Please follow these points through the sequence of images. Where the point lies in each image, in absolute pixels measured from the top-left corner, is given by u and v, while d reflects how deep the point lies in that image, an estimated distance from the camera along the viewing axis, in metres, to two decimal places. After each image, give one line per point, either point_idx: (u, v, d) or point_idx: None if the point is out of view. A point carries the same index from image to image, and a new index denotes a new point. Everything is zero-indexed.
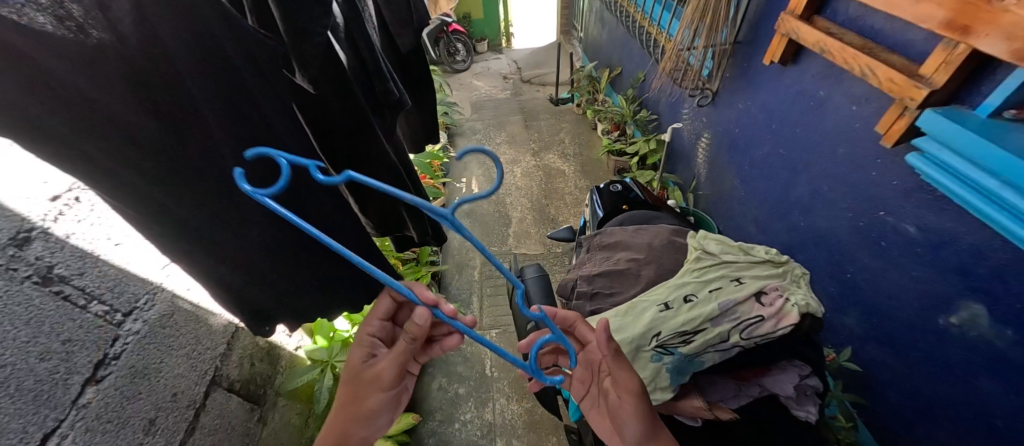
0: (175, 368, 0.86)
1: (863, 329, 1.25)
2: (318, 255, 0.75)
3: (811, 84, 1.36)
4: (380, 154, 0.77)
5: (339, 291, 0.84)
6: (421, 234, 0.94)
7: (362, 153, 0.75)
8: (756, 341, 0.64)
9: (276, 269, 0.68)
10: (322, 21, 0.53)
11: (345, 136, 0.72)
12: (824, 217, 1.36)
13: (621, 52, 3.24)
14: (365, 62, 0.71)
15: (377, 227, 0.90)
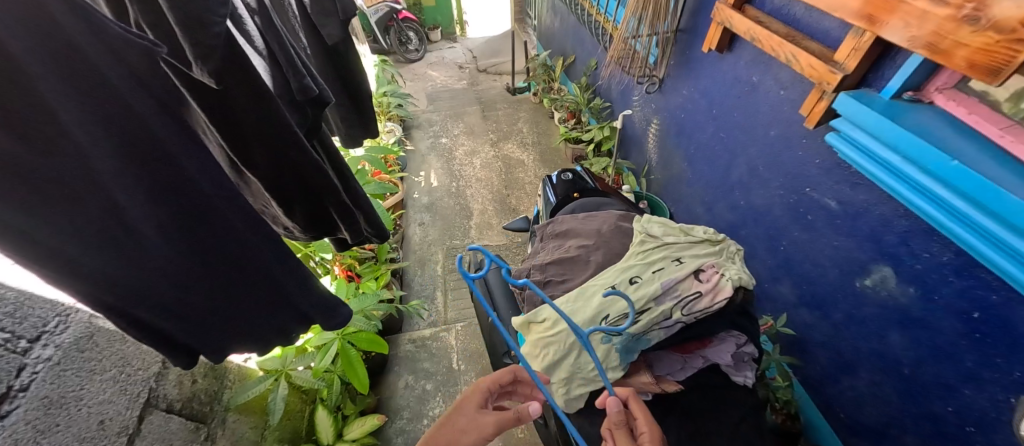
0: (99, 395, 0.78)
1: (797, 297, 1.36)
2: None
3: (744, 70, 1.44)
4: (301, 155, 0.69)
5: None
6: (356, 233, 0.87)
7: (286, 159, 0.68)
8: (696, 316, 0.69)
9: None
10: (221, 11, 0.50)
11: (257, 132, 0.63)
12: (760, 196, 1.46)
13: (573, 40, 3.28)
14: (276, 55, 0.65)
15: (304, 229, 0.83)
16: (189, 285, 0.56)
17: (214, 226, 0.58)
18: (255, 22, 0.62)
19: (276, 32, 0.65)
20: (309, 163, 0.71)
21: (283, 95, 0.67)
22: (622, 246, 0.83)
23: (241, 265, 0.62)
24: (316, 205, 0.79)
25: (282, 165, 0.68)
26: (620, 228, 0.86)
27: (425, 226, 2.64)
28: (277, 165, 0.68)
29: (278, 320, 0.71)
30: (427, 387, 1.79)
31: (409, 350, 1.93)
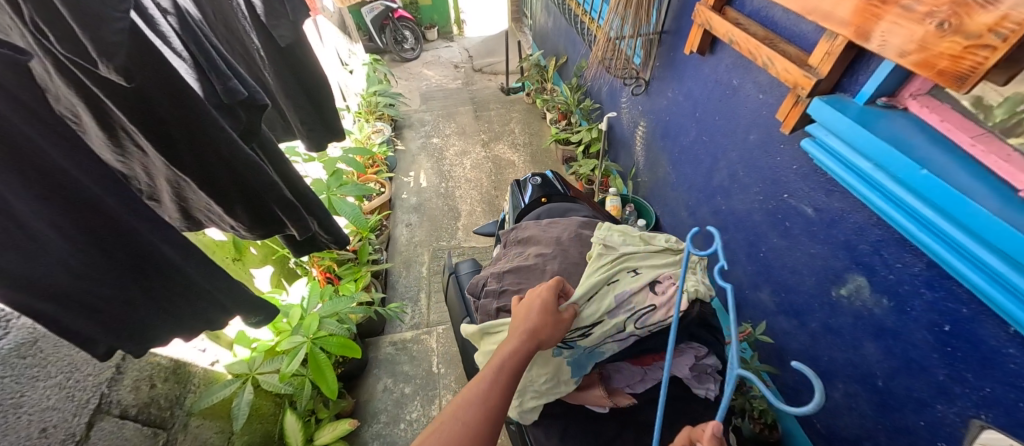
0: (43, 402, 0.76)
1: (776, 304, 1.34)
2: (159, 270, 0.70)
3: (725, 73, 1.41)
4: (233, 154, 0.70)
5: (185, 307, 0.77)
6: (304, 229, 0.87)
7: (217, 157, 0.68)
8: (648, 329, 0.67)
9: (108, 286, 0.63)
10: (119, 6, 0.52)
11: (185, 136, 0.64)
12: (741, 201, 1.43)
13: (565, 41, 3.25)
14: (199, 58, 0.65)
15: (252, 231, 0.82)
16: (94, 280, 0.61)
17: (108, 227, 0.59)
18: (169, 24, 0.62)
19: (195, 35, 0.65)
20: (245, 158, 0.71)
21: (206, 98, 0.67)
22: (581, 254, 0.80)
23: (148, 262, 0.68)
24: (259, 205, 0.78)
25: (213, 163, 0.68)
26: (581, 237, 0.83)
27: (412, 227, 2.62)
28: (208, 162, 0.67)
29: (198, 309, 0.80)
30: (406, 391, 1.77)
31: (389, 352, 1.91)
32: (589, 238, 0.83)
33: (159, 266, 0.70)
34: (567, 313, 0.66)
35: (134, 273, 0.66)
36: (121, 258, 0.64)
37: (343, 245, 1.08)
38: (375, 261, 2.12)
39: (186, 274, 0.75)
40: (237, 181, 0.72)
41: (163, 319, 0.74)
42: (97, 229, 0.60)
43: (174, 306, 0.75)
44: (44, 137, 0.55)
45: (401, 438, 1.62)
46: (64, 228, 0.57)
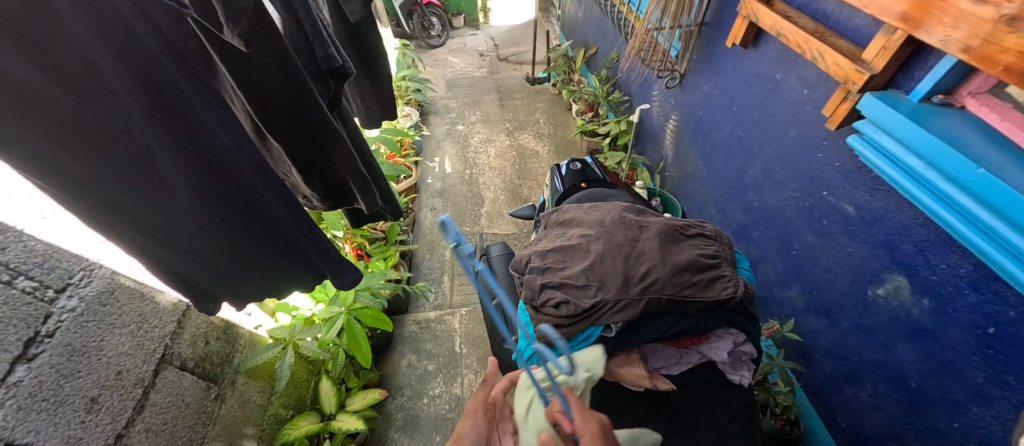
0: (119, 347, 0.83)
1: (805, 302, 1.33)
2: (258, 233, 0.73)
3: (767, 67, 1.39)
4: (322, 123, 0.70)
5: (277, 271, 0.81)
6: (371, 202, 0.86)
7: (307, 126, 0.68)
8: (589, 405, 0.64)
9: (207, 243, 0.67)
10: None
11: (282, 103, 0.64)
12: (775, 198, 1.42)
13: (596, 31, 3.22)
14: (302, 23, 0.64)
15: (324, 199, 0.84)
16: (203, 236, 0.66)
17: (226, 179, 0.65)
18: None
19: None
20: (329, 131, 0.71)
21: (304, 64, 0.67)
22: (625, 237, 0.80)
23: (258, 223, 0.72)
24: (334, 172, 0.79)
25: (303, 133, 0.69)
26: (625, 220, 0.83)
27: (436, 211, 2.66)
28: (297, 131, 0.68)
29: (293, 268, 0.83)
30: (429, 368, 1.83)
31: (414, 330, 1.97)
32: (633, 222, 0.83)
33: (265, 230, 0.75)
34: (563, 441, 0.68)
35: (238, 233, 0.70)
36: (233, 217, 0.68)
37: (399, 216, 1.04)
38: (402, 242, 2.18)
39: (289, 239, 0.79)
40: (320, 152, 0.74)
41: (258, 278, 0.79)
42: (220, 188, 0.66)
43: (269, 269, 0.79)
44: (185, 83, 0.58)
45: (424, 413, 1.68)
46: (193, 182, 0.61)
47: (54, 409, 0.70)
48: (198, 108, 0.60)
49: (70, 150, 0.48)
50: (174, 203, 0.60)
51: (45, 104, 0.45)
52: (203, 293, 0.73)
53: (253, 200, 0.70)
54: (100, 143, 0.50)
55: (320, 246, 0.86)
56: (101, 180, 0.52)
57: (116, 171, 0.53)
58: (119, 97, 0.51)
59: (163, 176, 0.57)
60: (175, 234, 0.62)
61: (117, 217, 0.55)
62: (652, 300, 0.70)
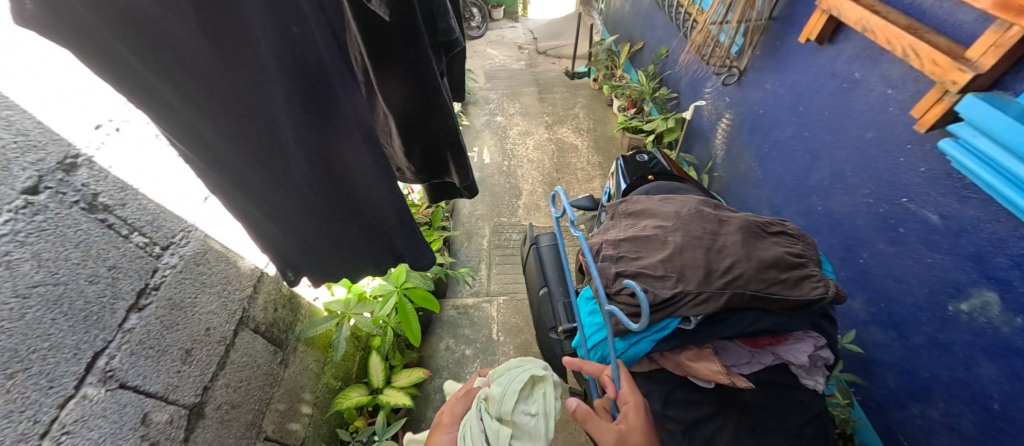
0: (208, 306, 0.88)
1: (869, 314, 1.27)
2: (349, 206, 0.77)
3: (845, 65, 1.33)
4: (434, 94, 0.76)
5: (362, 245, 0.86)
6: (464, 178, 0.95)
7: (419, 96, 0.75)
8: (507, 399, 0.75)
9: (305, 209, 0.71)
10: None
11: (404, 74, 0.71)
12: (843, 202, 1.36)
13: (644, 25, 3.14)
14: None
15: (418, 172, 0.92)
16: (299, 206, 0.70)
17: (335, 151, 0.69)
18: None
19: None
20: (439, 104, 0.79)
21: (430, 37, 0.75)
22: (703, 230, 0.79)
23: (358, 194, 0.77)
24: (433, 143, 0.88)
25: (416, 104, 0.77)
26: (703, 213, 0.83)
27: (474, 200, 2.69)
28: (410, 102, 0.76)
29: (375, 246, 0.88)
30: (467, 352, 1.86)
31: (452, 315, 2.01)
32: (711, 216, 0.83)
33: (355, 206, 0.78)
34: None
35: (329, 206, 0.74)
36: (333, 189, 0.73)
37: (475, 195, 1.06)
38: (444, 228, 2.21)
39: (379, 216, 0.83)
40: (425, 124, 0.82)
41: (339, 250, 0.83)
42: (328, 161, 0.69)
43: (349, 243, 0.83)
44: (325, 49, 0.60)
45: None
46: (308, 150, 0.65)
47: (158, 357, 0.75)
48: (331, 80, 0.63)
49: (207, 115, 0.52)
50: (284, 172, 0.64)
51: (196, 70, 0.48)
52: (286, 263, 0.78)
53: (357, 172, 0.73)
54: (235, 112, 0.54)
55: (403, 222, 0.89)
56: (226, 145, 0.56)
57: (242, 138, 0.56)
58: (264, 68, 0.54)
59: (282, 144, 0.61)
60: (277, 202, 0.66)
61: (231, 182, 0.59)
62: (735, 294, 0.69)
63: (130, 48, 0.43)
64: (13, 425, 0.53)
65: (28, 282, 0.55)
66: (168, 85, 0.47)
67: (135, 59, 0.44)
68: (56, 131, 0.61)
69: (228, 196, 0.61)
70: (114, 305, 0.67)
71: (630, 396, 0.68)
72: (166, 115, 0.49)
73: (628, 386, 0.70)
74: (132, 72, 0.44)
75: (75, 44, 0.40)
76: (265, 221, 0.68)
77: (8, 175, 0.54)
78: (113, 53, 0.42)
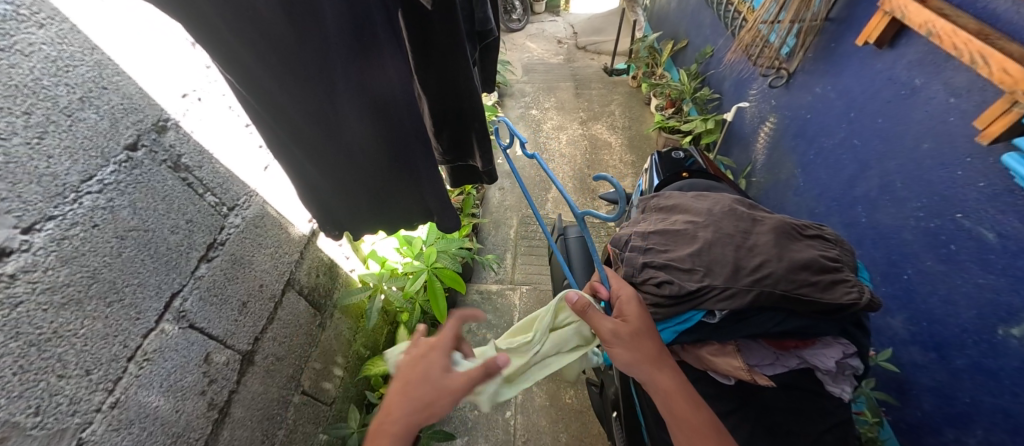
0: (262, 264, 0.97)
1: (909, 332, 1.21)
2: (390, 171, 0.83)
3: (906, 70, 1.26)
4: (465, 83, 0.82)
5: (392, 210, 0.94)
6: (485, 160, 1.00)
7: (451, 77, 0.80)
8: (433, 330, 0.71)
9: (353, 169, 0.78)
10: None
11: (442, 52, 0.75)
12: (890, 215, 1.30)
13: (690, 23, 3.06)
14: None
15: (444, 153, 0.99)
16: (347, 167, 0.77)
17: (385, 123, 0.74)
18: None
19: None
20: (469, 95, 0.84)
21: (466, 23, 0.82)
22: (735, 228, 0.80)
23: (400, 164, 0.83)
24: (461, 129, 0.94)
25: (449, 87, 0.83)
26: (735, 211, 0.83)
27: (504, 190, 2.73)
28: (444, 84, 0.82)
29: (409, 212, 0.97)
30: (488, 336, 1.92)
31: (476, 299, 2.08)
32: (744, 215, 0.83)
33: (399, 172, 0.85)
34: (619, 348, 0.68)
35: (376, 170, 0.81)
36: (379, 158, 0.79)
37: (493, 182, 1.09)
38: (473, 215, 2.28)
39: (417, 186, 0.90)
40: (457, 105, 0.87)
41: (378, 211, 0.92)
42: (379, 130, 0.74)
43: (386, 204, 0.91)
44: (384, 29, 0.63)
45: None
46: (363, 119, 0.70)
47: (220, 305, 0.84)
48: (386, 58, 0.66)
49: (274, 75, 0.59)
50: (338, 135, 0.70)
51: (269, 36, 0.55)
52: (331, 218, 0.90)
53: (401, 143, 0.79)
54: (298, 75, 0.60)
55: (439, 195, 0.94)
56: (290, 104, 0.63)
57: (304, 100, 0.63)
58: (328, 39, 0.58)
59: (340, 112, 0.67)
60: (329, 160, 0.74)
61: (288, 133, 0.68)
62: (763, 292, 0.69)
63: (212, 8, 0.51)
64: (108, 346, 0.62)
65: (125, 226, 0.64)
66: (245, 46, 0.55)
67: (216, 16, 0.52)
68: (153, 97, 0.70)
69: (284, 144, 0.70)
70: (189, 255, 0.76)
71: (627, 291, 0.74)
72: (241, 70, 0.57)
73: (619, 284, 0.77)
74: (213, 28, 0.53)
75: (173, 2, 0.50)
76: (316, 174, 0.77)
77: (115, 132, 0.63)
78: (200, 14, 0.51)
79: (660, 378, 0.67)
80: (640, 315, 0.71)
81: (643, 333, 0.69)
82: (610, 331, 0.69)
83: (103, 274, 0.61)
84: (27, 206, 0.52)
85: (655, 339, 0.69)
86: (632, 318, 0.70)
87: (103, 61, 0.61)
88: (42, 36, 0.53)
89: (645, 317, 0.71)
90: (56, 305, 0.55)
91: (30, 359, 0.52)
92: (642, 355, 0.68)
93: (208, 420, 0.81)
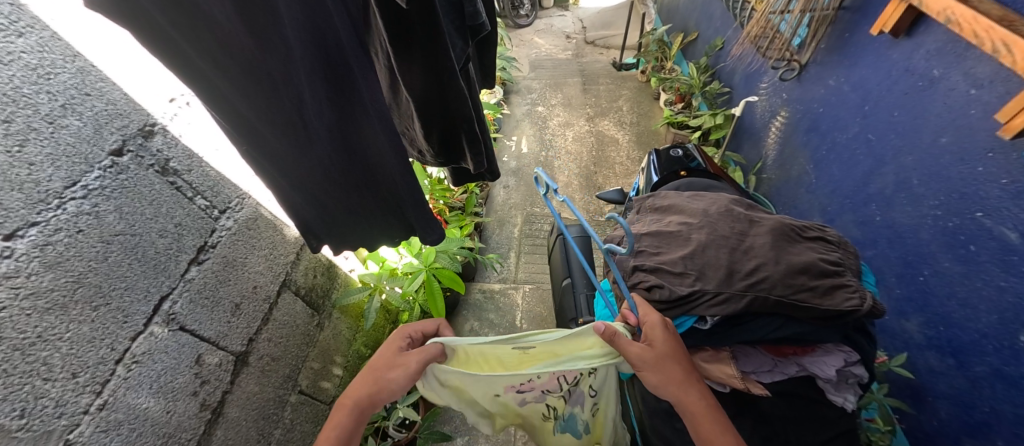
0: (257, 266, 0.98)
1: (925, 337, 1.15)
2: (361, 178, 0.85)
3: (923, 60, 1.19)
4: (452, 91, 0.81)
5: (373, 215, 0.95)
6: (478, 163, 0.99)
7: (436, 82, 0.78)
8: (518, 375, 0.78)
9: (327, 180, 0.79)
10: None
11: (423, 55, 0.73)
12: (905, 213, 1.23)
13: (700, 14, 2.97)
14: None
15: (436, 154, 0.97)
16: (320, 178, 0.78)
17: (353, 130, 0.76)
18: None
19: None
20: (455, 93, 0.82)
21: (453, 20, 0.79)
22: (731, 229, 0.77)
23: (372, 170, 0.85)
24: (451, 129, 0.92)
25: (432, 89, 0.79)
26: (732, 212, 0.79)
27: (509, 189, 2.71)
28: (429, 87, 0.79)
29: (387, 218, 0.98)
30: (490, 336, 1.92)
31: (478, 298, 2.07)
32: (741, 215, 0.79)
33: (370, 180, 0.87)
34: (649, 377, 0.64)
35: (347, 177, 0.82)
36: (350, 166, 0.81)
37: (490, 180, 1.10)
38: (477, 214, 2.27)
39: (391, 191, 0.91)
40: (440, 109, 0.85)
41: (358, 218, 0.93)
42: (347, 136, 0.76)
43: (363, 211, 0.92)
44: (343, 32, 0.66)
45: None
46: (329, 127, 0.72)
47: (211, 307, 0.85)
48: (352, 65, 0.69)
49: (237, 88, 0.59)
50: (308, 145, 0.71)
51: (232, 51, 0.55)
52: (312, 230, 0.88)
53: (370, 150, 0.81)
54: (262, 86, 0.60)
55: (417, 203, 0.95)
56: (255, 117, 0.63)
57: (270, 111, 0.63)
58: (290, 48, 0.59)
59: (308, 121, 0.68)
60: (301, 172, 0.74)
61: (260, 150, 0.67)
62: (757, 298, 0.66)
63: (170, 23, 0.50)
64: (95, 349, 0.63)
65: (111, 230, 0.65)
66: (208, 62, 0.55)
67: (174, 31, 0.50)
68: (139, 102, 0.71)
69: (256, 161, 0.69)
70: (178, 258, 0.77)
71: (649, 314, 0.69)
72: (201, 83, 0.56)
73: (645, 308, 0.70)
74: (175, 47, 0.51)
75: (129, 21, 0.48)
76: (291, 188, 0.76)
77: (99, 137, 0.64)
78: (155, 26, 0.49)
79: (693, 404, 0.64)
80: (666, 341, 0.66)
81: (671, 359, 0.65)
82: (638, 357, 0.64)
83: (89, 278, 0.62)
84: (9, 213, 0.53)
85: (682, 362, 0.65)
86: (659, 343, 0.65)
87: (85, 68, 0.62)
88: (21, 44, 0.54)
89: (672, 341, 0.66)
90: (40, 309, 0.56)
91: (14, 363, 0.53)
92: (674, 381, 0.64)
93: (201, 421, 0.82)
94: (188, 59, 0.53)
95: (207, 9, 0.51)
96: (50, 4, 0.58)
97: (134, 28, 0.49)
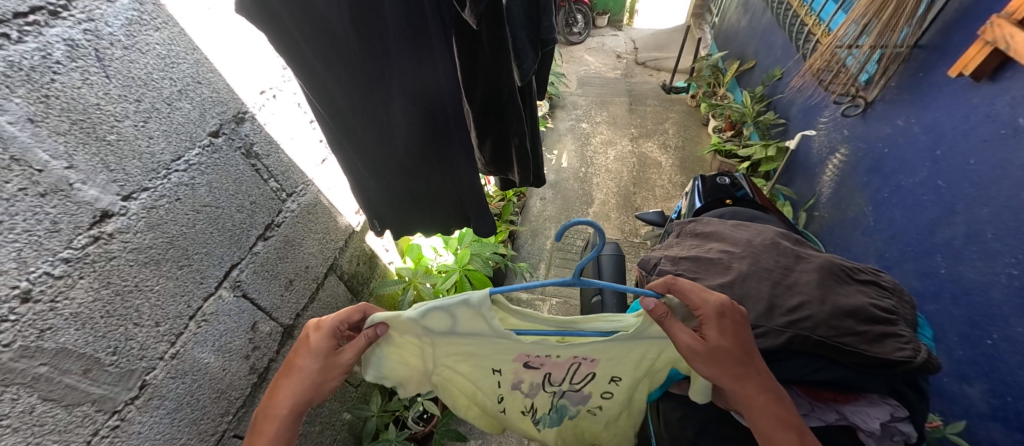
0: (310, 249, 1.07)
1: (989, 406, 1.04)
2: (430, 173, 0.91)
3: (1010, 107, 1.11)
4: (509, 95, 0.84)
5: (430, 210, 1.01)
6: (523, 178, 0.98)
7: (496, 89, 0.83)
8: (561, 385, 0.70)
9: (397, 169, 0.86)
10: None
11: (490, 60, 0.79)
12: (974, 268, 1.14)
13: (758, 43, 2.90)
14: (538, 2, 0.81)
15: (488, 162, 1.03)
16: (392, 165, 0.85)
17: (435, 130, 0.82)
18: None
19: None
20: (513, 108, 0.86)
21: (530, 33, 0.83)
22: (775, 263, 0.76)
23: (443, 167, 0.90)
24: (503, 140, 0.96)
25: (494, 94, 0.85)
26: (777, 246, 0.78)
27: (545, 201, 2.74)
28: (491, 92, 0.85)
29: (446, 216, 1.04)
30: None
31: None
32: (786, 250, 0.78)
33: (437, 173, 0.92)
34: (712, 367, 0.54)
35: (417, 170, 0.89)
36: (421, 161, 0.87)
37: (542, 185, 1.17)
38: (512, 222, 2.31)
39: (455, 189, 0.97)
40: (499, 116, 0.90)
41: (419, 209, 0.99)
42: (425, 134, 0.82)
43: (423, 203, 0.98)
44: (437, 42, 0.69)
45: None
46: (411, 124, 0.78)
47: (269, 279, 0.93)
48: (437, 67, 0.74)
49: (337, 79, 0.67)
50: (388, 136, 0.78)
51: (339, 46, 0.64)
52: (376, 215, 0.96)
53: (444, 147, 0.86)
54: (360, 77, 0.68)
55: (479, 207, 0.99)
56: (347, 106, 0.71)
57: (363, 102, 0.71)
58: (387, 48, 0.65)
59: (393, 115, 0.75)
60: (378, 158, 0.82)
61: (347, 133, 0.76)
62: (798, 335, 0.63)
63: (293, 20, 0.59)
64: (175, 304, 0.71)
65: (200, 202, 0.75)
66: (318, 59, 0.64)
67: (293, 28, 0.60)
68: (236, 92, 0.82)
69: (336, 144, 0.78)
70: (249, 232, 0.87)
71: (715, 301, 0.55)
72: (309, 74, 0.65)
73: (703, 295, 0.56)
74: (295, 41, 0.61)
75: (265, 17, 0.58)
76: (365, 173, 0.85)
77: (203, 120, 0.74)
78: (284, 29, 0.60)
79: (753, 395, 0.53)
80: (723, 333, 0.54)
81: (726, 353, 0.53)
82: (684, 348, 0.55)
83: (180, 241, 0.71)
84: (128, 178, 0.62)
85: (737, 350, 0.54)
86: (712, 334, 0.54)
87: (201, 60, 0.73)
88: (157, 37, 0.65)
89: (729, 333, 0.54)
90: (140, 262, 0.65)
91: (114, 306, 0.62)
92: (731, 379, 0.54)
93: (248, 383, 0.90)
94: (305, 56, 0.63)
95: (324, 12, 0.60)
96: (178, 6, 0.69)
97: (267, 26, 0.59)
